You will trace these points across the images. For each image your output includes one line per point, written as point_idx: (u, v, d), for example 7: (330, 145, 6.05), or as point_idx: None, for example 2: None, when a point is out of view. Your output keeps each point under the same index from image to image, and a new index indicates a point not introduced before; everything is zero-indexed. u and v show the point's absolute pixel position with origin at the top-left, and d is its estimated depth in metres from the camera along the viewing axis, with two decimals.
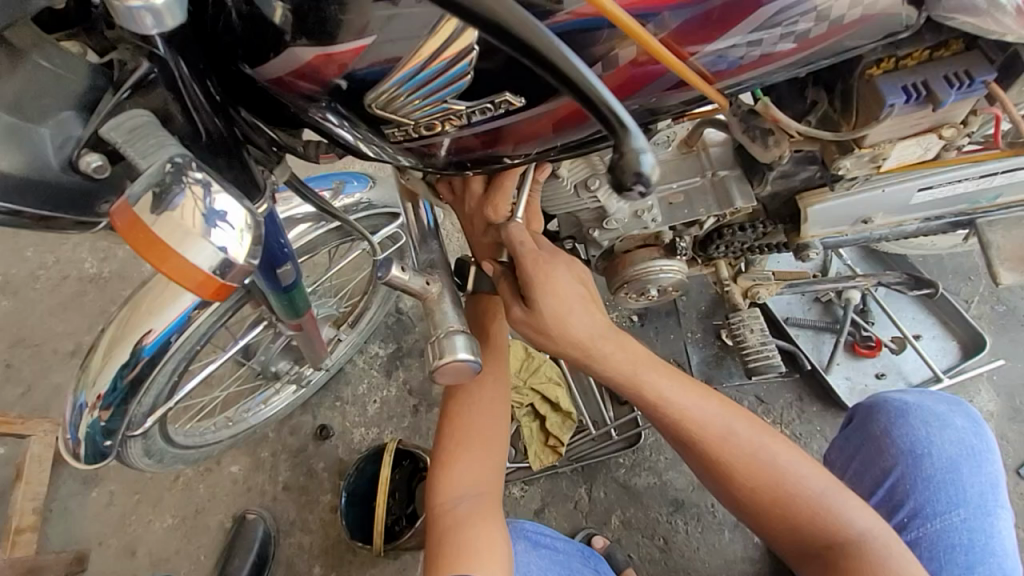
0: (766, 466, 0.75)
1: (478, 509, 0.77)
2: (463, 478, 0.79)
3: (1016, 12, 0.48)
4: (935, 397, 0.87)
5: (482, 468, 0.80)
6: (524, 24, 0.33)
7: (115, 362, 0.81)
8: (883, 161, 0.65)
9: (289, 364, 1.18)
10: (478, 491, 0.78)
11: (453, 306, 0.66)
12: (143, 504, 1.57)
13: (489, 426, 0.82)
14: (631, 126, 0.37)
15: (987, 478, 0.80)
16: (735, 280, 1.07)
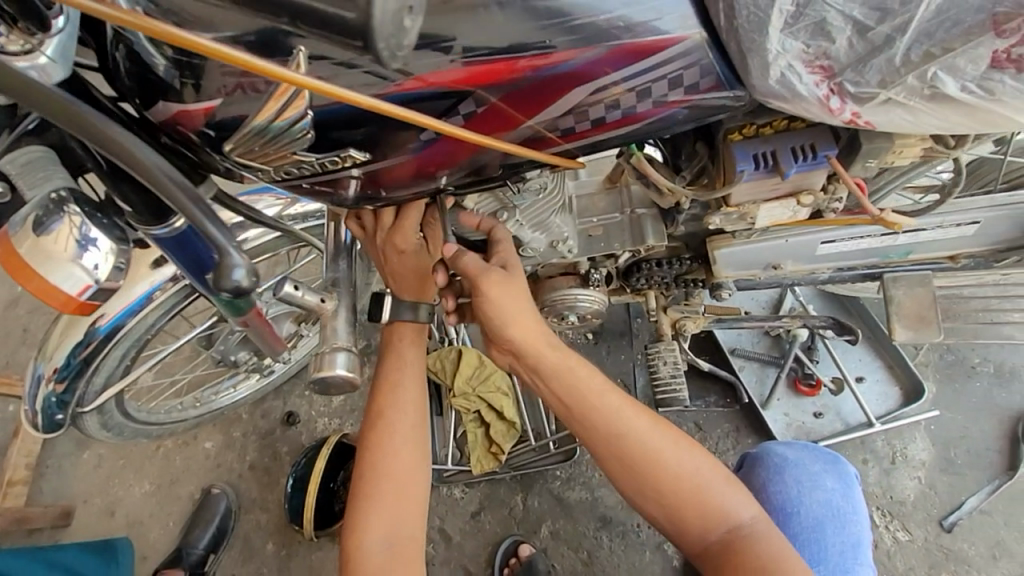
0: (670, 466, 0.79)
1: (396, 563, 0.76)
2: (381, 526, 0.77)
3: (820, 100, 0.54)
4: (814, 455, 0.93)
5: (399, 509, 0.78)
6: (153, 176, 0.46)
7: (71, 340, 0.91)
8: (753, 219, 0.69)
9: (248, 355, 1.27)
10: (396, 538, 0.77)
11: (345, 323, 0.72)
12: (126, 469, 1.70)
13: (407, 460, 0.81)
14: (233, 251, 0.50)
15: (848, 537, 0.87)
16: (664, 310, 1.10)
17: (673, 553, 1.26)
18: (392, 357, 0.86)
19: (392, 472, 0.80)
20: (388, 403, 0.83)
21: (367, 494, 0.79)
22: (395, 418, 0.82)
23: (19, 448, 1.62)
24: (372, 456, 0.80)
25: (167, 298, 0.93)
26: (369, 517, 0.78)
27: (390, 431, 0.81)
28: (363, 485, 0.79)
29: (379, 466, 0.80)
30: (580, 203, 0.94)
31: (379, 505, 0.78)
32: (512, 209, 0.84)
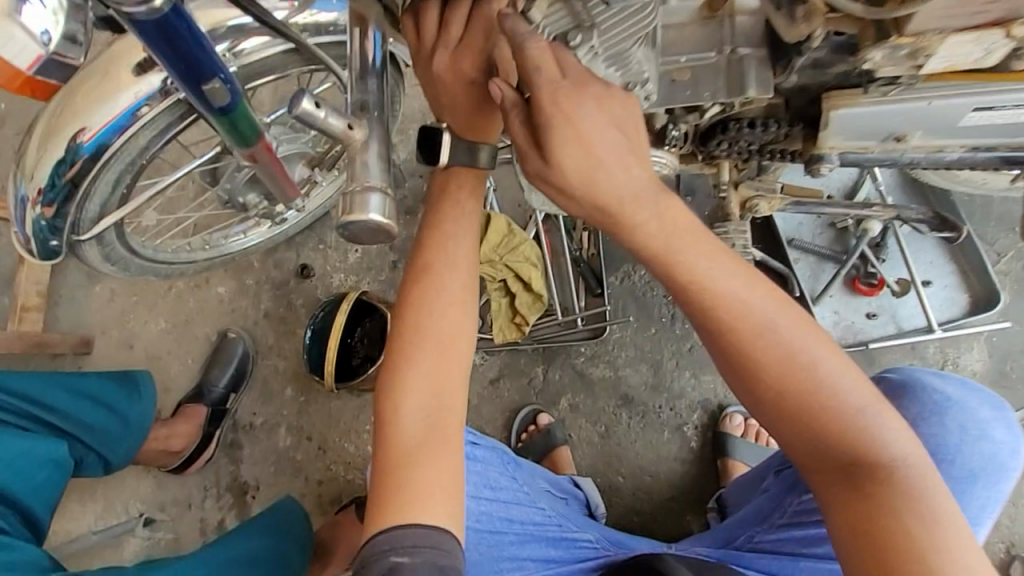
0: (813, 378, 0.66)
1: (431, 436, 0.71)
2: (419, 394, 0.72)
3: None
4: (981, 404, 0.93)
5: (438, 381, 0.72)
6: None
7: (52, 156, 0.79)
8: (924, 59, 0.60)
9: (258, 198, 1.15)
10: (430, 410, 0.72)
11: (378, 159, 0.59)
12: (140, 305, 1.69)
13: (450, 329, 0.73)
14: None
15: (994, 491, 0.91)
16: (735, 186, 0.95)
17: (691, 435, 1.26)
18: (445, 210, 0.73)
19: (435, 342, 0.72)
20: (434, 266, 0.73)
21: (404, 360, 0.72)
22: (440, 284, 0.73)
23: (28, 275, 1.59)
24: (412, 324, 0.73)
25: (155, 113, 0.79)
26: (407, 384, 0.72)
27: (433, 296, 0.73)
28: (401, 349, 0.73)
29: (419, 334, 0.72)
30: (668, 35, 0.74)
31: (418, 372, 0.72)
32: (590, 32, 0.65)
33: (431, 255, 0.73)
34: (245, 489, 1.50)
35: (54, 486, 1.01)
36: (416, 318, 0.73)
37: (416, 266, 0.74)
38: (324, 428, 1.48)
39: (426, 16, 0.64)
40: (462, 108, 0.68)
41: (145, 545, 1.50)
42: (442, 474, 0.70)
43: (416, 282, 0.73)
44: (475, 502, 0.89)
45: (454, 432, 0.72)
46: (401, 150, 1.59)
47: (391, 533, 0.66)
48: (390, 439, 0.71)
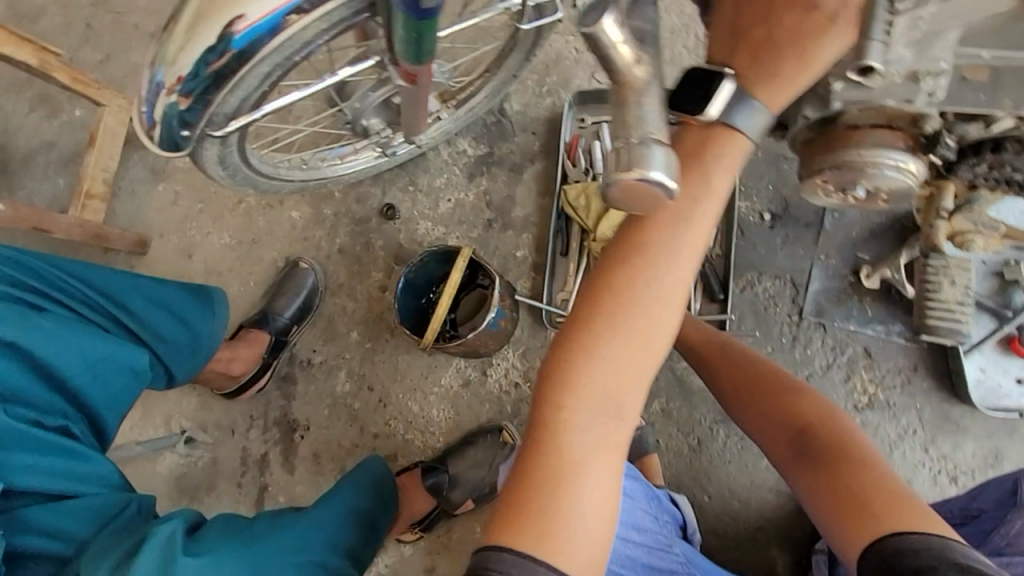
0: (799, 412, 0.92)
1: (600, 448, 0.60)
2: (593, 403, 0.59)
3: None
4: None
5: (618, 394, 0.59)
6: None
7: (202, 41, 0.67)
8: None
9: (382, 123, 1.04)
10: (600, 423, 0.60)
11: (658, 105, 0.47)
12: (205, 214, 1.59)
13: (651, 335, 0.58)
14: None
15: None
16: (947, 218, 0.83)
17: None
18: (690, 177, 0.57)
19: (628, 346, 0.58)
20: (652, 247, 0.57)
21: (586, 357, 0.58)
22: (654, 273, 0.57)
23: (96, 161, 1.48)
24: (607, 314, 0.58)
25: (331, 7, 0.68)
26: (581, 387, 0.58)
27: (643, 288, 0.58)
28: (587, 335, 0.58)
29: (613, 331, 0.58)
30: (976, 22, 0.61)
31: (600, 376, 0.58)
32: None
33: (653, 232, 0.57)
34: (294, 427, 1.43)
35: (130, 397, 0.93)
36: (615, 309, 0.58)
37: (628, 241, 0.58)
38: (388, 381, 1.39)
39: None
40: (774, 51, 0.55)
41: (182, 464, 1.44)
42: (593, 502, 0.60)
43: (624, 263, 0.58)
44: (623, 543, 0.83)
45: (617, 454, 0.61)
46: (516, 100, 1.44)
47: (524, 559, 0.57)
48: (551, 438, 0.60)
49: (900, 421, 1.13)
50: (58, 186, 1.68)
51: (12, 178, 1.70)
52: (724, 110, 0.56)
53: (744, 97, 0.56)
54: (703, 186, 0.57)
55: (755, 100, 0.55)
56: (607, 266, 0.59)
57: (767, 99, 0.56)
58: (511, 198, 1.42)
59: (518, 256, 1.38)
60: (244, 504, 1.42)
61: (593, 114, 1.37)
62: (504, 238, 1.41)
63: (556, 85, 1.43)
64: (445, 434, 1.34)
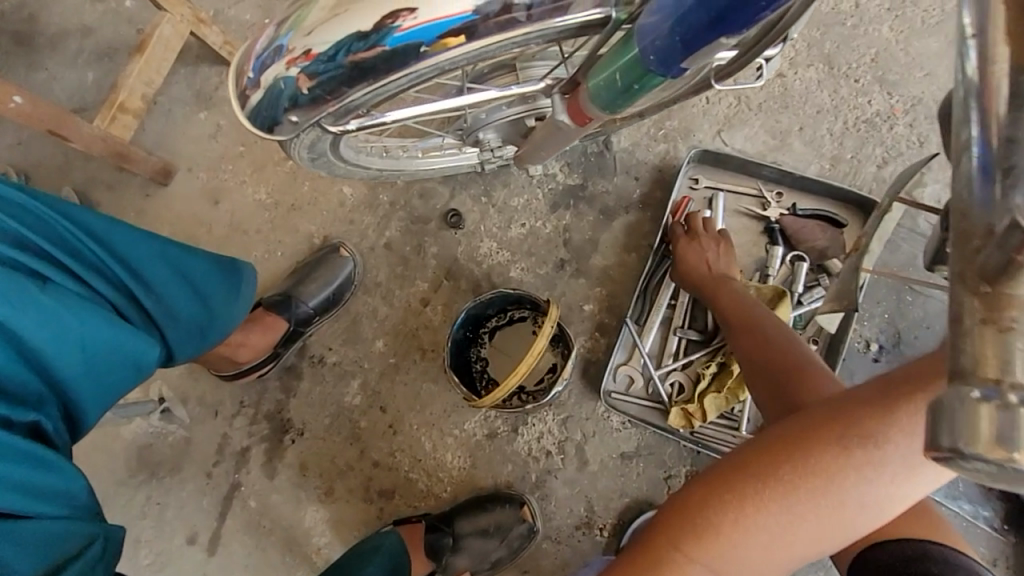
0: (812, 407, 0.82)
1: None
2: (733, 555, 0.57)
3: None
4: None
5: (759, 559, 0.58)
6: None
7: (354, 21, 0.51)
8: None
9: (498, 140, 0.87)
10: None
11: None
12: (244, 161, 1.41)
13: (825, 528, 0.56)
14: None
15: None
16: None
17: None
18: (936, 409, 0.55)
19: (800, 528, 0.56)
20: (876, 452, 0.55)
21: (752, 512, 0.56)
22: (864, 477, 0.55)
23: (140, 70, 1.28)
24: (786, 498, 0.56)
25: (528, 35, 0.52)
26: (732, 537, 0.57)
27: (849, 486, 0.55)
28: (755, 504, 0.56)
29: (792, 503, 0.56)
30: None
31: (758, 536, 0.57)
32: None
33: (870, 452, 0.55)
34: (286, 427, 1.26)
35: (125, 391, 0.76)
36: (796, 499, 0.56)
37: (852, 429, 0.56)
38: (404, 407, 1.23)
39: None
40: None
41: (150, 434, 1.27)
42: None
43: (837, 449, 0.56)
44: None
45: None
46: (625, 136, 1.27)
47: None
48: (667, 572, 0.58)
49: None
50: (86, 81, 1.47)
51: (37, 57, 1.48)
52: None
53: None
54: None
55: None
56: (815, 437, 0.57)
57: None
58: (592, 243, 1.26)
59: (584, 311, 1.22)
60: (209, 497, 1.25)
61: (709, 178, 1.22)
62: (573, 285, 1.25)
63: (675, 132, 1.26)
64: (454, 484, 1.18)
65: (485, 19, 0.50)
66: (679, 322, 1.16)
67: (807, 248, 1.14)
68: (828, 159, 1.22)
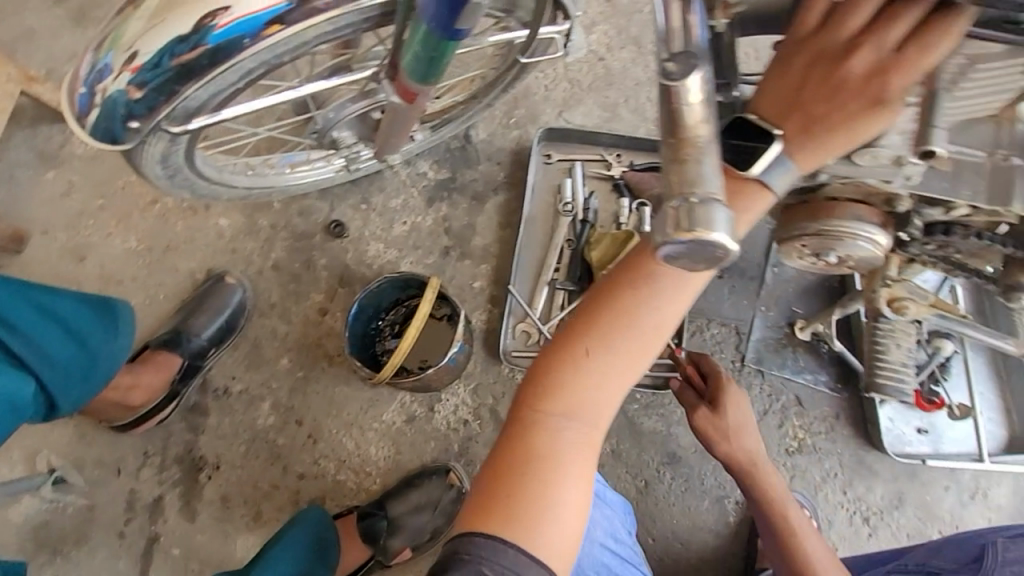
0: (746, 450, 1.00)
1: (575, 454, 0.63)
2: (577, 400, 0.63)
3: None
4: None
5: (602, 397, 0.63)
6: None
7: (173, 29, 0.58)
8: None
9: (353, 137, 0.95)
10: (580, 423, 0.63)
11: (715, 164, 0.45)
12: (106, 213, 1.37)
13: (641, 349, 0.62)
14: None
15: None
16: (891, 282, 0.91)
17: (730, 509, 1.20)
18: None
19: (621, 356, 0.62)
20: (657, 278, 0.61)
21: (580, 357, 0.62)
22: (654, 298, 0.61)
23: None
24: (599, 337, 0.62)
25: (334, 16, 0.61)
26: (570, 386, 0.62)
27: (644, 312, 0.61)
28: (577, 350, 0.62)
29: (608, 339, 0.61)
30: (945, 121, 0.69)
31: (589, 377, 0.62)
32: None
33: (654, 274, 0.60)
34: (199, 465, 1.23)
35: None
36: (607, 336, 0.61)
37: (633, 267, 0.61)
38: (321, 415, 1.25)
39: (854, 19, 0.49)
40: (829, 126, 0.49)
41: (45, 510, 1.18)
42: (569, 498, 0.62)
43: (627, 288, 0.61)
44: (600, 548, 0.71)
45: (589, 447, 0.64)
46: (481, 129, 1.42)
47: (493, 539, 0.59)
48: (530, 437, 0.63)
49: (823, 465, 1.23)
50: None
51: None
52: (766, 169, 0.51)
53: (782, 159, 0.51)
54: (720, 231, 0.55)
55: (790, 165, 0.51)
56: (607, 285, 0.62)
57: (801, 164, 0.52)
58: (470, 227, 1.37)
59: (475, 287, 1.33)
60: (125, 559, 1.18)
61: (560, 151, 1.39)
62: (461, 267, 1.36)
63: (523, 118, 1.42)
64: (382, 475, 1.22)
65: (292, 9, 0.59)
66: (558, 280, 1.29)
67: (648, 196, 1.33)
68: (652, 121, 1.44)
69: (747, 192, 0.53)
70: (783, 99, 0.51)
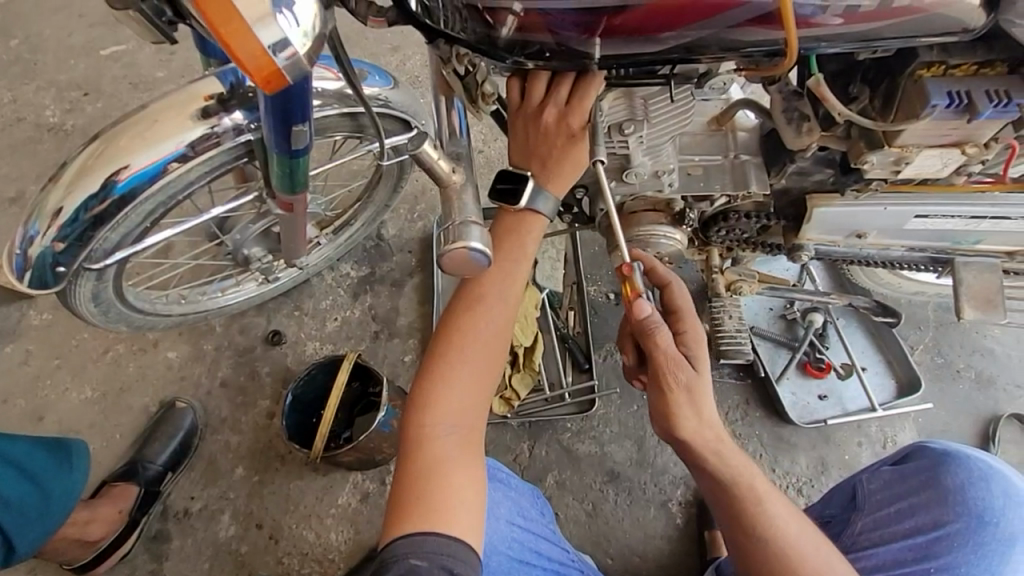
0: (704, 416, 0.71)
1: (463, 451, 0.74)
2: (451, 410, 0.74)
3: None
4: (997, 484, 0.84)
5: (471, 397, 0.75)
6: None
7: (85, 191, 0.78)
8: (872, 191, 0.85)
9: (262, 251, 1.14)
10: (460, 424, 0.75)
11: (473, 200, 0.65)
12: (62, 371, 1.50)
13: (491, 350, 0.77)
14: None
15: (1004, 534, 0.81)
16: (722, 271, 1.09)
17: (675, 511, 1.28)
18: (509, 247, 0.77)
19: (478, 365, 0.76)
20: (486, 292, 0.77)
21: (447, 371, 0.75)
22: (489, 313, 0.76)
23: None
24: (454, 350, 0.76)
25: (210, 156, 0.82)
26: (441, 395, 0.75)
27: (483, 320, 0.76)
28: (440, 366, 0.76)
29: (462, 354, 0.76)
30: (684, 140, 0.92)
31: (456, 385, 0.75)
32: (641, 123, 0.78)
33: (483, 290, 0.77)
34: None
35: None
36: (460, 346, 0.76)
37: (467, 288, 0.78)
38: (278, 514, 1.31)
39: (536, 84, 0.69)
40: (556, 159, 0.70)
41: None
42: (465, 489, 0.71)
43: (466, 307, 0.77)
44: (508, 526, 0.81)
45: (471, 443, 0.75)
46: (391, 226, 1.64)
47: (410, 537, 0.66)
48: (420, 446, 0.73)
49: (749, 450, 1.33)
50: None
51: None
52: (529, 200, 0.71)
53: (540, 189, 0.71)
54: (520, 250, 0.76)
55: (547, 191, 0.71)
56: (453, 309, 0.78)
57: (556, 189, 0.72)
58: (394, 309, 1.54)
59: (407, 361, 1.48)
60: None
61: None
62: (392, 346, 1.51)
63: (425, 210, 1.66)
64: (345, 559, 1.27)
65: (178, 158, 0.80)
66: None
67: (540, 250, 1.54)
68: None
69: (526, 221, 0.76)
70: (524, 154, 0.72)
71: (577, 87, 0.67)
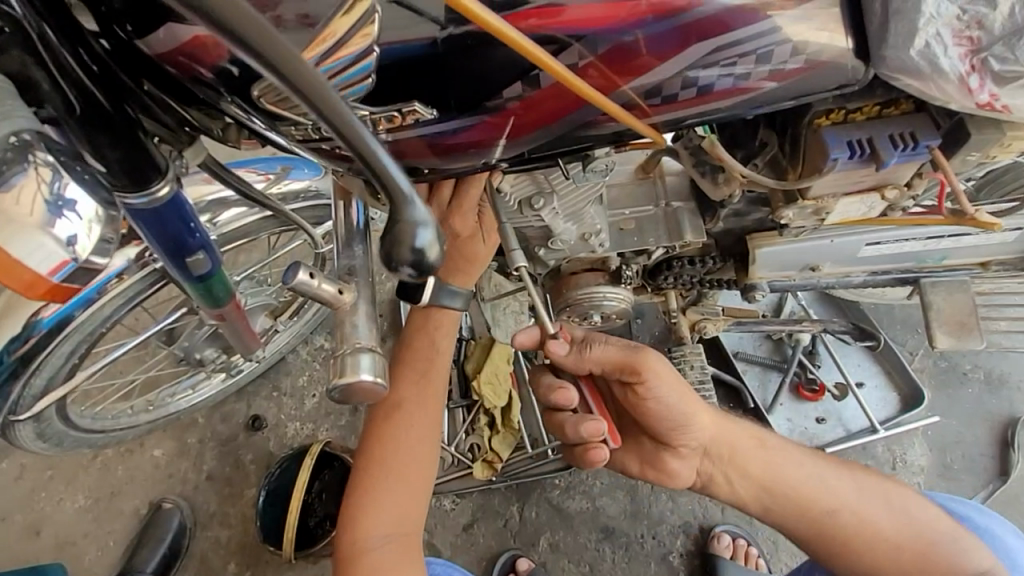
0: (690, 426, 0.77)
1: (400, 549, 0.81)
2: (385, 510, 0.81)
3: (959, 80, 0.47)
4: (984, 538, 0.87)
5: (401, 499, 0.82)
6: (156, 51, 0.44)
7: (9, 331, 0.77)
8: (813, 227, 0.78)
9: (215, 352, 1.12)
10: (393, 524, 0.81)
11: (366, 318, 0.61)
12: (55, 481, 1.49)
13: (414, 453, 0.83)
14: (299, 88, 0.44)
15: None
16: (684, 311, 1.02)
17: (677, 564, 1.22)
18: (421, 345, 0.85)
19: (400, 464, 0.82)
20: (403, 400, 0.83)
21: (375, 479, 0.82)
22: (410, 418, 0.83)
23: None
24: (379, 458, 0.82)
25: (140, 279, 0.82)
26: (372, 501, 0.81)
27: (402, 428, 0.83)
28: (370, 474, 0.82)
29: (388, 461, 0.82)
30: (612, 193, 0.86)
31: (385, 489, 0.81)
32: (551, 194, 0.74)
33: (400, 397, 0.83)
34: None
35: None
36: (385, 454, 0.82)
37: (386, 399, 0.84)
38: None
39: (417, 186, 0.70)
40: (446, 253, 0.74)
41: None
42: None
43: (388, 416, 0.83)
44: None
45: (404, 537, 0.81)
46: None
47: None
48: (356, 549, 0.80)
49: None
50: None
51: None
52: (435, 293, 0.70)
53: (441, 284, 0.74)
54: (431, 347, 0.84)
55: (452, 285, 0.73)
56: (376, 420, 0.84)
57: (460, 280, 0.74)
58: None
59: None
60: None
61: None
62: None
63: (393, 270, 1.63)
64: None
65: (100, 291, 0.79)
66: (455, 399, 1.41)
67: None
68: None
69: (434, 315, 0.85)
70: None
71: (457, 190, 0.69)
